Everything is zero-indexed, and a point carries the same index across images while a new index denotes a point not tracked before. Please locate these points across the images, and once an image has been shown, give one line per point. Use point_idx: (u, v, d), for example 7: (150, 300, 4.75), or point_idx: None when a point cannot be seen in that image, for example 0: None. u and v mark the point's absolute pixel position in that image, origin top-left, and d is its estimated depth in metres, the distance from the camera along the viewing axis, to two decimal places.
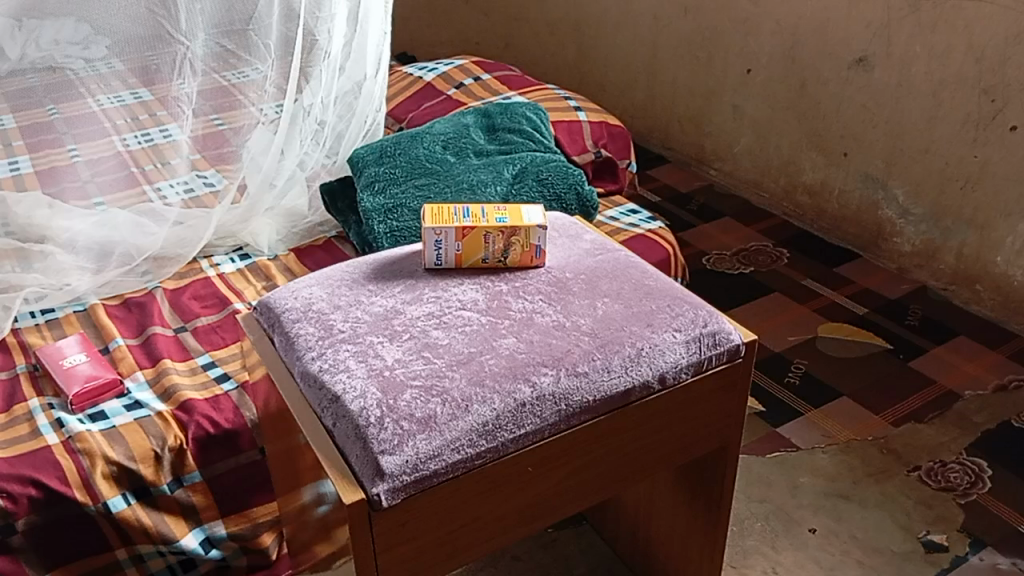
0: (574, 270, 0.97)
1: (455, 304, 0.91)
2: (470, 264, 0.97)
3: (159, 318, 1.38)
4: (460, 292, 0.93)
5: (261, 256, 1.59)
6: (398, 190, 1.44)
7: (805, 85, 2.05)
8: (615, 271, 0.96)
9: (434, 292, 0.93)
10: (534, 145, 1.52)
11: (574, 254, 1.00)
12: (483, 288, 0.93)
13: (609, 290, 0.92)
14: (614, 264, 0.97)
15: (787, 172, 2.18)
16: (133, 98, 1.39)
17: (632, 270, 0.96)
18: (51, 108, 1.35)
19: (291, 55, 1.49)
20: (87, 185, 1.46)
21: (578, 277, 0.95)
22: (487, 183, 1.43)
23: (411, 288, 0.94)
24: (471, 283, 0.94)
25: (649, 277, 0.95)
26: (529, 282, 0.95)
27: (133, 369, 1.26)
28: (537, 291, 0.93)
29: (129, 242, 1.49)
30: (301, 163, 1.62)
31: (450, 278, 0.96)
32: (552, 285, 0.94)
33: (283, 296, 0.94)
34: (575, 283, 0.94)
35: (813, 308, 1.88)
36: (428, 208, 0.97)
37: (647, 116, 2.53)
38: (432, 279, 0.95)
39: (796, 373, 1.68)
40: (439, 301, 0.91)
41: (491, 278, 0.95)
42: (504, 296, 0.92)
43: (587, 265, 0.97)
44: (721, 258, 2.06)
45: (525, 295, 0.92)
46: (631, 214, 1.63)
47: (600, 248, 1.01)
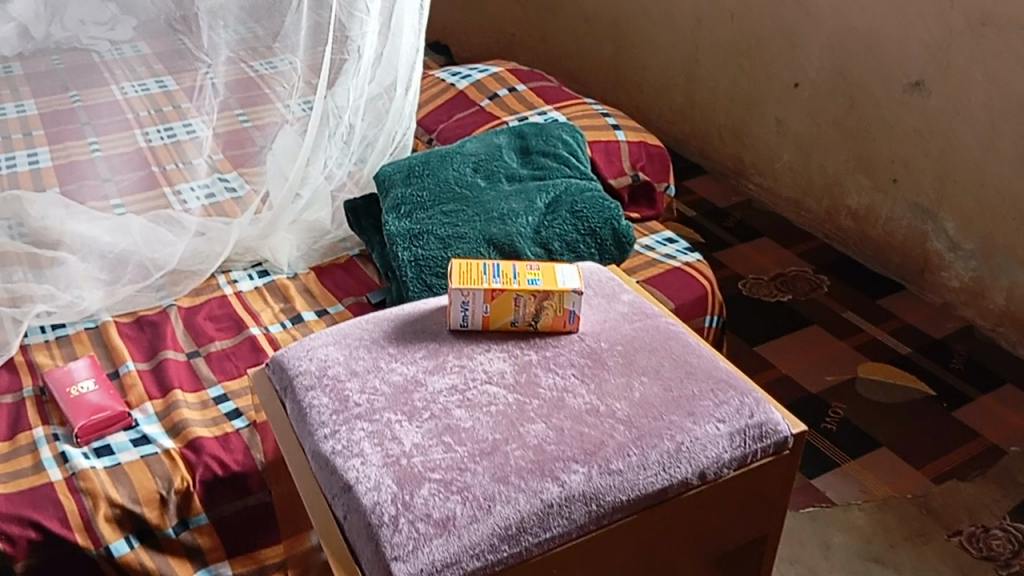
0: (611, 340, 0.89)
1: (481, 376, 0.84)
2: (497, 327, 0.90)
3: (172, 341, 1.33)
4: (486, 361, 0.86)
5: (280, 274, 1.51)
6: (426, 215, 1.37)
7: (853, 105, 1.95)
8: (655, 345, 0.88)
9: (459, 359, 0.86)
10: (570, 171, 1.45)
11: (612, 319, 0.92)
12: (513, 359, 0.87)
13: (647, 367, 0.85)
14: (654, 334, 0.90)
15: (830, 194, 2.08)
16: (157, 87, 1.54)
17: (674, 343, 0.89)
18: (73, 95, 1.56)
19: (323, 45, 1.42)
20: (106, 184, 1.49)
21: (615, 349, 0.88)
22: (518, 213, 1.35)
23: (435, 354, 0.87)
24: (499, 351, 0.88)
25: (692, 352, 0.88)
26: (562, 352, 0.88)
27: (142, 400, 1.22)
28: (569, 364, 0.86)
29: (149, 252, 1.43)
30: (327, 175, 1.54)
31: (477, 343, 0.89)
32: (586, 357, 0.87)
33: (297, 355, 0.87)
34: (611, 358, 0.87)
35: (851, 344, 1.79)
36: (456, 266, 0.90)
37: (684, 121, 2.43)
38: (457, 343, 0.89)
39: (833, 419, 1.60)
40: (464, 373, 0.84)
41: (520, 345, 0.89)
42: (534, 368, 0.85)
43: (624, 334, 0.90)
44: (758, 283, 1.97)
45: (556, 369, 0.86)
46: (668, 243, 1.55)
47: (640, 313, 0.93)
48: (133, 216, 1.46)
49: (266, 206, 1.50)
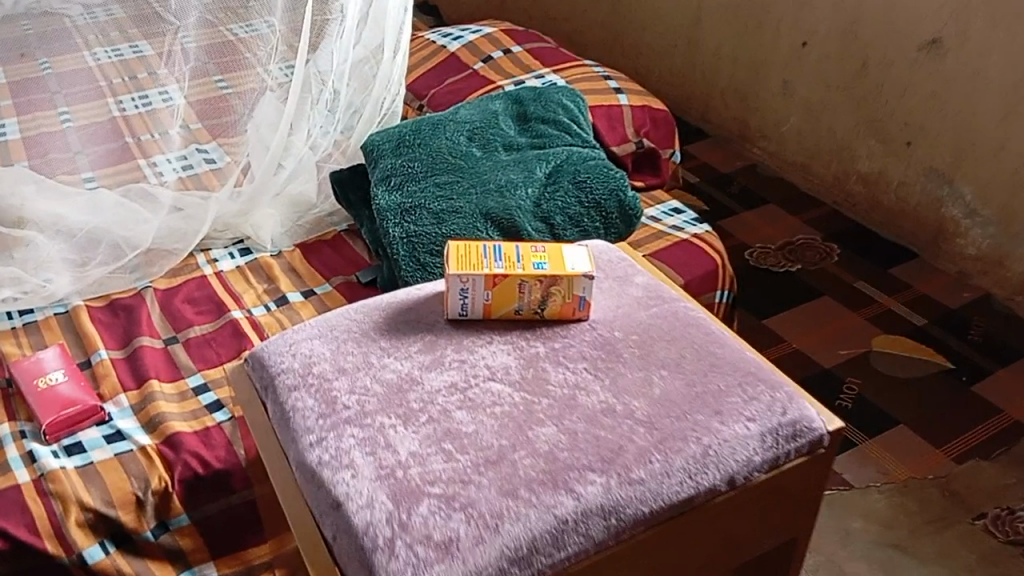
0: (625, 329, 0.81)
1: (483, 372, 0.76)
2: (499, 315, 0.82)
3: (147, 327, 1.23)
4: (488, 355, 0.78)
5: (263, 253, 1.41)
6: (418, 188, 1.28)
7: (864, 67, 1.85)
8: (673, 335, 0.80)
9: (459, 353, 0.78)
10: (571, 138, 1.35)
11: (625, 305, 0.84)
12: (517, 352, 0.78)
13: (666, 360, 0.77)
14: (672, 321, 0.82)
15: (841, 159, 1.99)
16: (132, 52, 1.30)
17: (695, 331, 0.81)
18: (43, 61, 1.28)
19: (304, 7, 1.31)
20: (78, 156, 1.36)
21: (629, 339, 0.80)
22: (517, 184, 1.26)
23: (432, 347, 0.78)
24: (502, 342, 0.79)
25: (715, 342, 0.79)
26: (572, 343, 0.79)
27: (116, 391, 1.13)
28: (580, 356, 0.78)
29: (123, 230, 1.34)
30: (311, 147, 1.45)
31: (478, 334, 0.80)
32: (598, 348, 0.79)
33: (277, 352, 0.79)
34: (625, 349, 0.78)
35: (865, 316, 1.71)
36: (453, 248, 0.82)
37: (685, 84, 2.32)
38: (454, 334, 0.80)
39: (848, 396, 1.53)
40: (464, 369, 0.76)
41: (527, 336, 0.80)
42: (542, 363, 0.77)
43: (639, 321, 0.82)
44: (765, 253, 1.88)
45: (565, 362, 0.77)
46: (674, 213, 1.47)
47: (655, 297, 0.85)
48: (107, 192, 1.35)
49: (248, 179, 1.41)
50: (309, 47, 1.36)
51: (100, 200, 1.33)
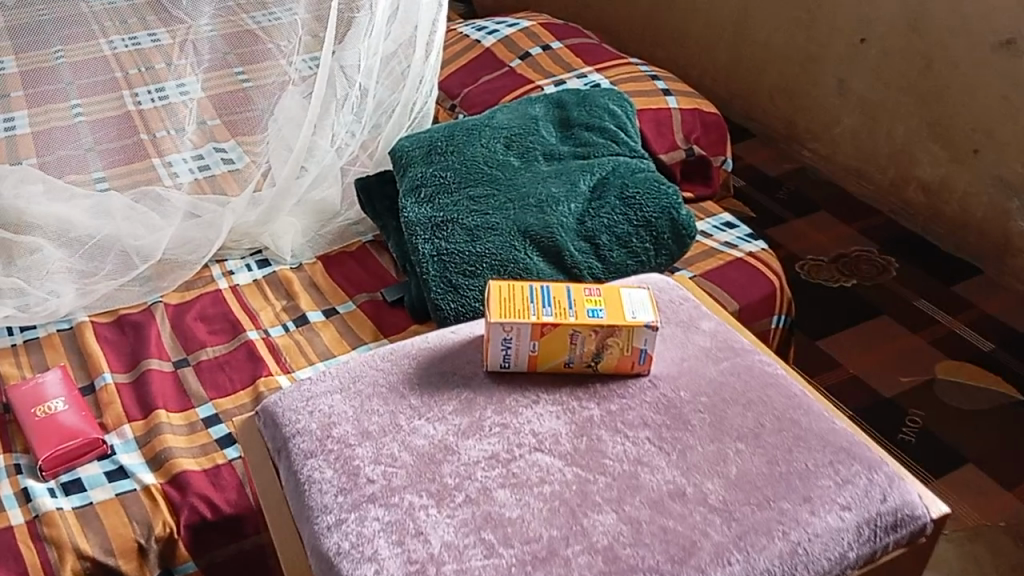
0: (692, 390, 0.72)
1: (529, 439, 0.68)
2: (547, 367, 0.72)
3: (156, 348, 1.14)
4: (535, 417, 0.70)
5: (282, 265, 1.31)
6: (450, 201, 1.17)
7: (931, 65, 1.70)
8: (749, 400, 0.72)
9: (500, 416, 0.70)
10: (617, 147, 1.24)
11: (690, 359, 0.75)
12: (569, 416, 0.70)
13: (739, 430, 0.69)
14: (745, 381, 0.73)
15: (898, 166, 1.85)
16: (150, 41, 1.20)
17: (773, 396, 0.72)
18: (56, 50, 1.15)
19: None
20: (88, 154, 1.24)
21: (697, 401, 0.71)
22: (559, 198, 1.15)
23: (467, 407, 0.70)
24: (551, 405, 0.71)
25: (800, 408, 0.72)
26: (631, 406, 0.71)
27: (120, 421, 1.04)
28: (643, 422, 0.70)
29: (134, 238, 1.25)
30: (337, 148, 1.33)
31: (523, 393, 0.71)
32: (662, 411, 0.71)
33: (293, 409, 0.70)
34: (693, 416, 0.70)
35: (926, 339, 1.59)
36: (495, 290, 0.71)
37: (729, 79, 2.17)
38: (497, 392, 0.71)
39: (910, 429, 1.42)
40: (506, 436, 0.68)
41: (580, 397, 0.71)
42: (596, 430, 0.69)
43: (708, 379, 0.73)
44: (817, 266, 1.76)
45: (624, 430, 0.69)
46: (727, 228, 1.35)
47: (724, 350, 0.76)
48: (116, 195, 1.24)
49: (268, 182, 1.30)
50: (336, 40, 1.26)
51: (110, 205, 1.24)
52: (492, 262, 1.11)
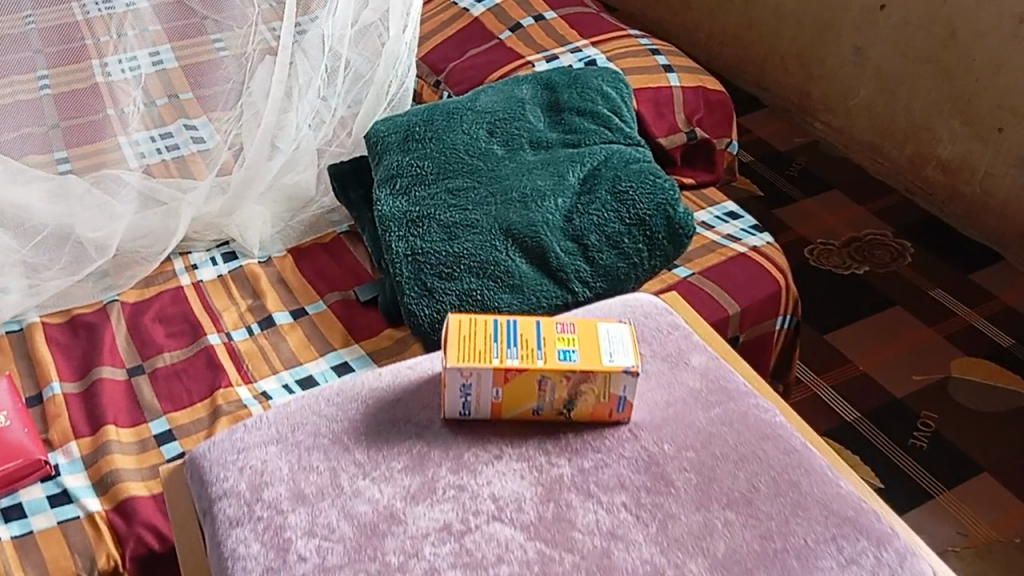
0: (676, 443, 0.69)
1: (487, 501, 0.65)
2: (513, 413, 0.68)
3: (109, 354, 1.06)
4: (496, 477, 0.66)
5: (249, 259, 1.21)
6: (427, 193, 1.07)
7: (953, 36, 1.58)
8: (742, 455, 0.68)
9: (457, 476, 0.66)
10: (611, 134, 1.13)
11: (681, 399, 0.72)
12: (535, 476, 0.66)
13: (730, 493, 0.65)
14: (738, 433, 0.69)
15: (918, 141, 1.72)
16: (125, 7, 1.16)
17: (769, 451, 0.68)
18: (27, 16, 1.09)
19: None
20: (52, 131, 1.15)
21: (682, 457, 0.68)
22: (545, 192, 1.05)
23: (416, 466, 0.67)
24: (517, 463, 0.67)
25: (800, 467, 0.67)
26: (607, 463, 0.67)
27: (66, 438, 0.97)
28: (617, 483, 0.66)
29: (90, 227, 1.15)
30: (313, 120, 1.23)
31: (483, 446, 0.68)
32: (642, 469, 0.67)
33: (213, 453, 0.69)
34: (678, 476, 0.66)
35: (942, 333, 1.49)
36: (453, 329, 0.66)
37: (739, 44, 2.04)
38: (460, 444, 0.69)
39: (923, 435, 1.33)
40: (461, 502, 0.65)
41: (548, 454, 0.68)
42: (565, 494, 0.65)
43: (696, 430, 0.69)
44: (827, 251, 1.65)
45: (597, 495, 0.65)
46: (731, 218, 1.25)
47: (717, 393, 0.72)
48: (78, 180, 1.14)
49: (238, 162, 1.20)
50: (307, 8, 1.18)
51: (68, 188, 1.14)
52: (471, 263, 1.01)
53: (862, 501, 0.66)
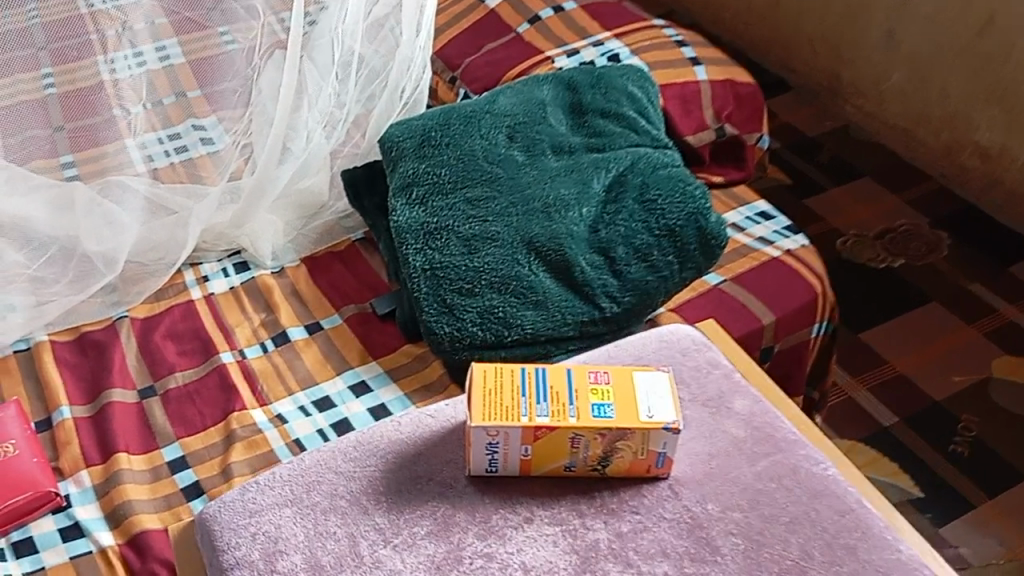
0: (720, 502, 0.67)
1: (518, 572, 0.63)
2: (544, 469, 0.67)
3: (119, 374, 1.02)
4: (527, 544, 0.65)
5: (262, 270, 1.17)
6: (444, 203, 1.02)
7: (990, 23, 1.50)
8: (793, 516, 0.66)
9: (485, 544, 0.65)
10: (638, 138, 1.08)
11: (721, 450, 0.70)
12: (569, 542, 0.65)
13: (781, 561, 0.63)
14: (788, 490, 0.67)
15: (953, 129, 1.65)
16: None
17: (821, 511, 0.66)
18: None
19: None
20: (57, 134, 1.06)
21: (728, 519, 0.66)
22: (569, 202, 1.00)
23: (440, 532, 0.65)
24: (552, 527, 0.65)
25: (856, 531, 0.65)
26: (646, 527, 0.65)
27: (77, 467, 0.94)
28: (653, 551, 0.64)
29: (97, 242, 1.10)
30: (325, 125, 1.18)
31: (513, 508, 0.67)
32: (683, 532, 0.65)
33: (218, 514, 0.68)
34: (724, 542, 0.64)
35: (982, 331, 1.44)
36: (477, 387, 0.65)
37: (765, 25, 1.95)
38: (492, 506, 0.67)
39: (963, 440, 1.28)
40: (490, 572, 0.63)
41: (581, 517, 0.66)
42: (602, 564, 0.63)
43: (740, 484, 0.68)
44: (860, 243, 1.59)
45: (637, 563, 0.63)
46: (763, 219, 1.20)
47: (764, 444, 0.70)
48: (82, 186, 1.08)
49: (249, 167, 1.14)
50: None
51: (73, 197, 1.08)
52: (492, 278, 0.96)
53: (925, 567, 0.64)
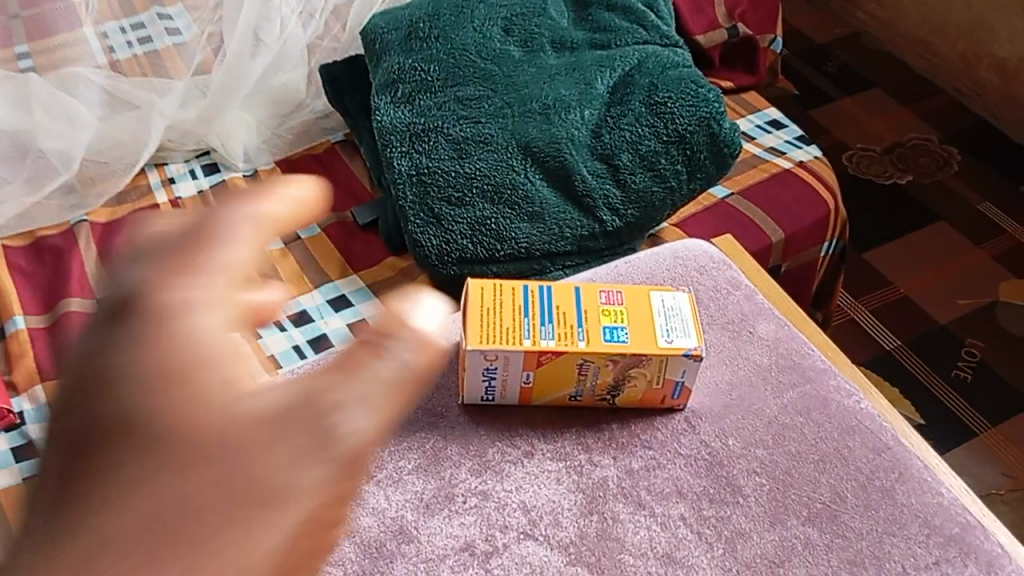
0: (742, 438, 0.65)
1: (517, 512, 0.60)
2: (550, 399, 0.65)
3: (77, 283, 0.94)
4: (526, 481, 0.62)
5: (233, 173, 1.06)
6: (433, 102, 0.93)
7: None
8: (823, 455, 0.64)
9: (480, 481, 0.62)
10: (646, 34, 0.98)
11: (744, 380, 0.68)
12: (574, 479, 0.62)
13: (811, 505, 0.61)
14: (818, 425, 0.65)
15: (972, 38, 1.55)
16: None
17: (856, 450, 0.64)
18: None
19: None
20: (13, 22, 1.07)
21: (751, 457, 0.64)
22: (570, 103, 0.92)
23: (428, 468, 0.62)
24: (555, 464, 0.63)
25: (895, 472, 0.63)
26: (660, 464, 0.63)
27: (32, 381, 0.87)
28: (663, 492, 0.62)
29: (54, 138, 1.01)
30: (303, 11, 1.09)
31: (511, 441, 0.64)
32: (699, 467, 0.63)
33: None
34: (747, 482, 0.62)
35: (992, 252, 1.38)
36: (473, 315, 0.64)
37: None
38: (494, 441, 0.64)
39: (967, 365, 1.25)
40: (486, 514, 0.60)
41: (585, 453, 0.64)
42: (610, 504, 0.61)
43: (767, 416, 0.66)
44: (868, 157, 1.51)
45: (648, 504, 0.61)
46: (775, 128, 1.12)
47: (790, 373, 0.69)
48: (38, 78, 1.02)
49: (217, 59, 1.07)
50: None
51: (28, 89, 1.01)
52: (484, 186, 0.88)
53: (969, 514, 0.61)
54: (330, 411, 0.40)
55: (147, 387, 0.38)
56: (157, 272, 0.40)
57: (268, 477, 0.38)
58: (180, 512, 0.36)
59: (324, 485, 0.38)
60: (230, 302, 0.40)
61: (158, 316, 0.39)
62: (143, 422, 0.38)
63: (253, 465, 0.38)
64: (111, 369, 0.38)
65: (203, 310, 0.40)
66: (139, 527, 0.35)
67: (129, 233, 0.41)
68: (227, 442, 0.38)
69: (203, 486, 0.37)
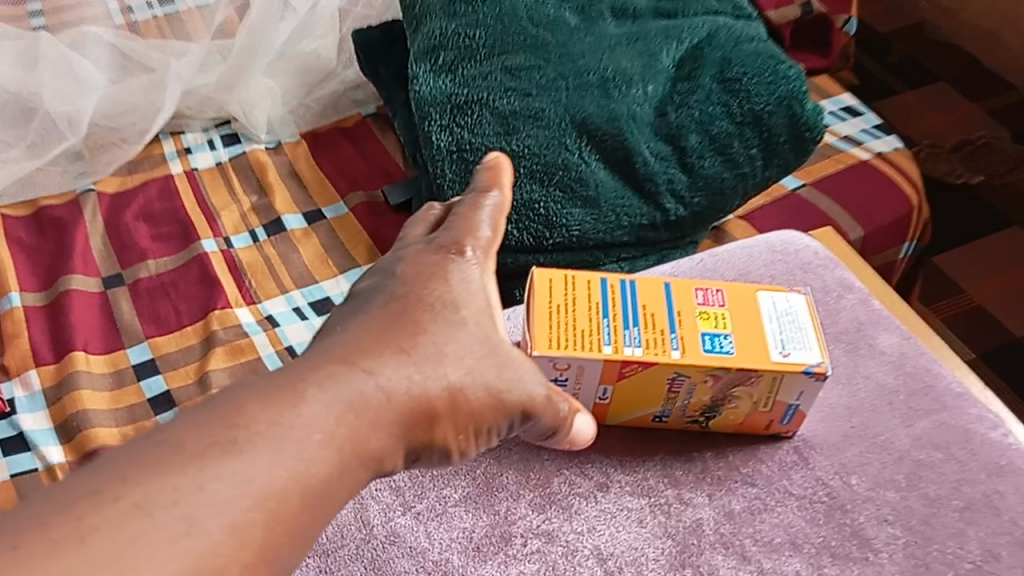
0: (867, 477, 0.57)
1: (590, 560, 0.53)
2: (631, 418, 0.59)
3: (80, 261, 0.85)
4: (600, 522, 0.55)
5: (254, 145, 0.97)
6: (477, 71, 0.82)
7: None
8: (967, 501, 0.56)
9: (543, 520, 0.55)
10: (715, 5, 0.89)
11: (865, 404, 0.61)
12: (660, 522, 0.55)
13: (956, 565, 0.53)
14: (959, 462, 0.58)
15: None
16: None
17: (1007, 496, 0.56)
18: None
19: None
20: None
21: (880, 501, 0.56)
22: (632, 76, 0.82)
23: (479, 500, 0.56)
24: (637, 501, 0.56)
25: None
26: (767, 506, 0.56)
27: (25, 365, 0.79)
28: (763, 540, 0.54)
29: (61, 100, 0.93)
30: None
31: (582, 470, 0.58)
32: (807, 510, 0.56)
33: None
34: (878, 534, 0.54)
35: None
36: (541, 316, 0.56)
37: None
38: (566, 475, 0.58)
39: None
40: (551, 561, 0.53)
41: (671, 489, 0.57)
42: (708, 554, 0.54)
43: (900, 453, 0.58)
44: (935, 154, 1.40)
45: (750, 557, 0.54)
46: (850, 115, 1.01)
47: (920, 399, 0.61)
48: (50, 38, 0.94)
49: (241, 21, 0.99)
50: None
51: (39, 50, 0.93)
52: (533, 165, 0.78)
53: None
54: (513, 393, 0.48)
55: (429, 285, 0.48)
56: (458, 223, 0.52)
57: (468, 386, 0.47)
58: (418, 377, 0.45)
59: (483, 422, 0.48)
60: (493, 279, 0.51)
61: (446, 250, 0.50)
62: (414, 305, 0.47)
63: (463, 380, 0.46)
64: (405, 267, 0.49)
65: (471, 264, 0.50)
66: (396, 366, 0.44)
67: (470, 193, 0.54)
68: (455, 346, 0.47)
69: (435, 374, 0.45)
